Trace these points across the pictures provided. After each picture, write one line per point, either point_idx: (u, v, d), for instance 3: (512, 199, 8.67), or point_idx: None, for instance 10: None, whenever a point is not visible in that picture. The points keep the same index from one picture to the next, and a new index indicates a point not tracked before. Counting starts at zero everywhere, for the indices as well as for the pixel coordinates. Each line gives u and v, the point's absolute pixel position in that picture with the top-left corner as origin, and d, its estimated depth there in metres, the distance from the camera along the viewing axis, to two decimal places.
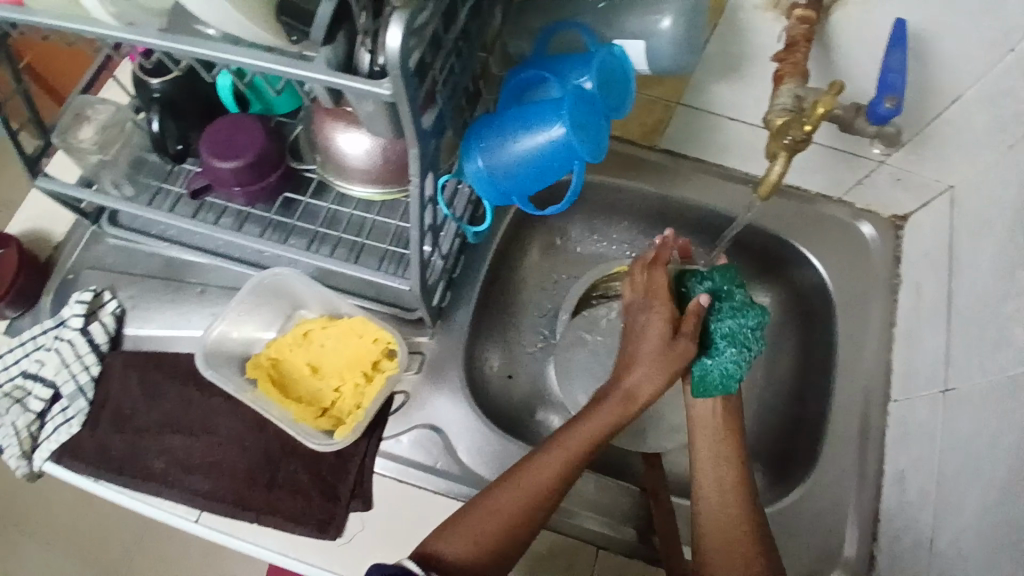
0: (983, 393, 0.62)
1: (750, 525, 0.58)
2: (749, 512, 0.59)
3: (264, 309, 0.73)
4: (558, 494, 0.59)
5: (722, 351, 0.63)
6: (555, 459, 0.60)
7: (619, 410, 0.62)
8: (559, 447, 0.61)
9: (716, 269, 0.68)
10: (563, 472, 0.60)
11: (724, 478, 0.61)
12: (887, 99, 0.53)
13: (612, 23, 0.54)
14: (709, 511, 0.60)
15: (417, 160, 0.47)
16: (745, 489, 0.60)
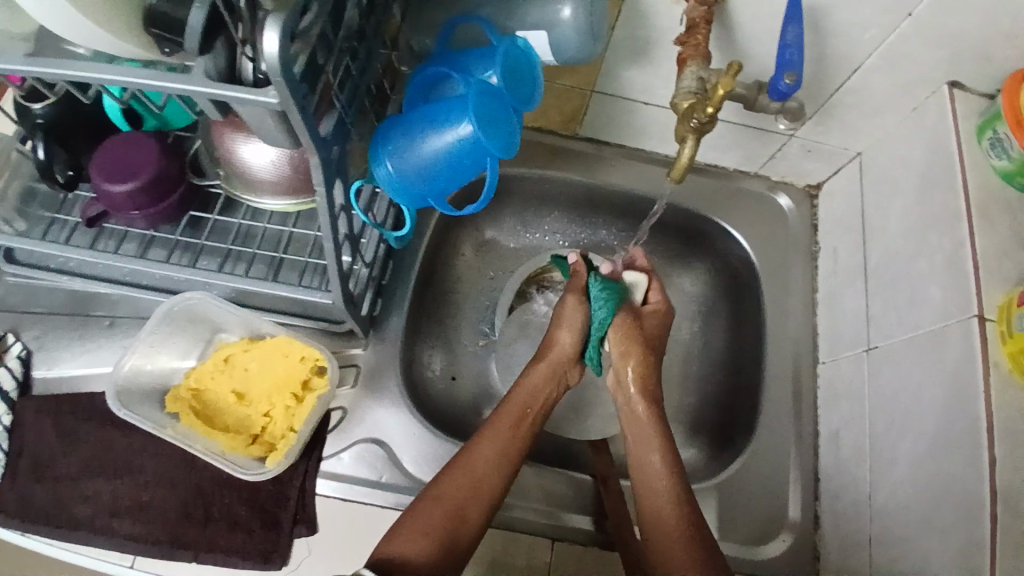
0: (904, 350, 0.65)
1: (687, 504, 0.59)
2: (672, 468, 0.62)
3: (178, 337, 0.69)
4: (502, 474, 0.59)
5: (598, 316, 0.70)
6: (494, 440, 0.60)
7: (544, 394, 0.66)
8: (494, 429, 0.61)
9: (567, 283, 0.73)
10: (504, 452, 0.60)
11: (647, 440, 0.64)
12: (787, 76, 0.55)
13: (511, 14, 0.54)
14: (653, 493, 0.61)
15: (320, 168, 0.45)
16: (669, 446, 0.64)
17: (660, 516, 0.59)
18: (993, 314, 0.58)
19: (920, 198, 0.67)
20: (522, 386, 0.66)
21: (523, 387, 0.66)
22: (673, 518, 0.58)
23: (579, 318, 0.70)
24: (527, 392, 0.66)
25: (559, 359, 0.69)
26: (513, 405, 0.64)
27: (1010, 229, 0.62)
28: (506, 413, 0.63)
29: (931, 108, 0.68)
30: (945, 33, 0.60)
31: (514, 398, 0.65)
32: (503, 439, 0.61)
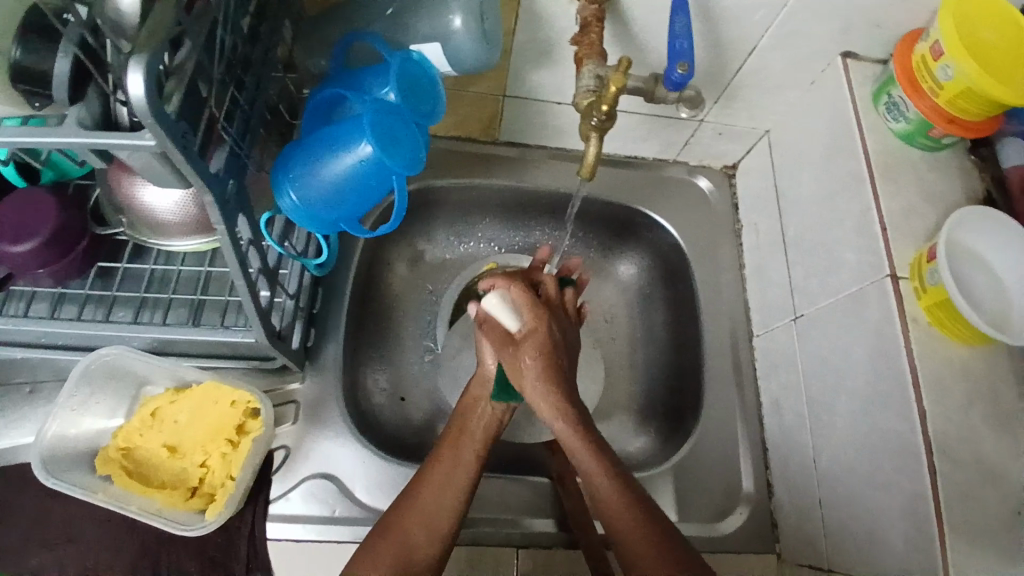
0: (827, 314, 0.68)
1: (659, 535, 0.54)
2: (622, 483, 0.57)
3: (102, 396, 0.65)
4: (450, 509, 0.56)
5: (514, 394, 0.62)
6: (435, 475, 0.58)
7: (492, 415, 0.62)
8: (432, 465, 0.59)
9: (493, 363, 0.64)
10: (447, 487, 0.57)
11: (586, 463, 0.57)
12: (679, 67, 0.55)
13: (403, 30, 0.53)
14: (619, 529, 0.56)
15: (214, 206, 0.44)
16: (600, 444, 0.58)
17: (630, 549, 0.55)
18: (906, 271, 0.61)
19: (826, 168, 0.70)
20: (462, 412, 0.63)
21: (463, 411, 0.63)
22: (626, 518, 0.56)
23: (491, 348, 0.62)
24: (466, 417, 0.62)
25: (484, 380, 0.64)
26: (452, 431, 0.61)
27: (912, 188, 0.65)
28: (445, 441, 0.60)
29: (828, 81, 0.71)
30: (828, 8, 0.63)
31: (459, 421, 0.62)
32: (442, 475, 0.58)
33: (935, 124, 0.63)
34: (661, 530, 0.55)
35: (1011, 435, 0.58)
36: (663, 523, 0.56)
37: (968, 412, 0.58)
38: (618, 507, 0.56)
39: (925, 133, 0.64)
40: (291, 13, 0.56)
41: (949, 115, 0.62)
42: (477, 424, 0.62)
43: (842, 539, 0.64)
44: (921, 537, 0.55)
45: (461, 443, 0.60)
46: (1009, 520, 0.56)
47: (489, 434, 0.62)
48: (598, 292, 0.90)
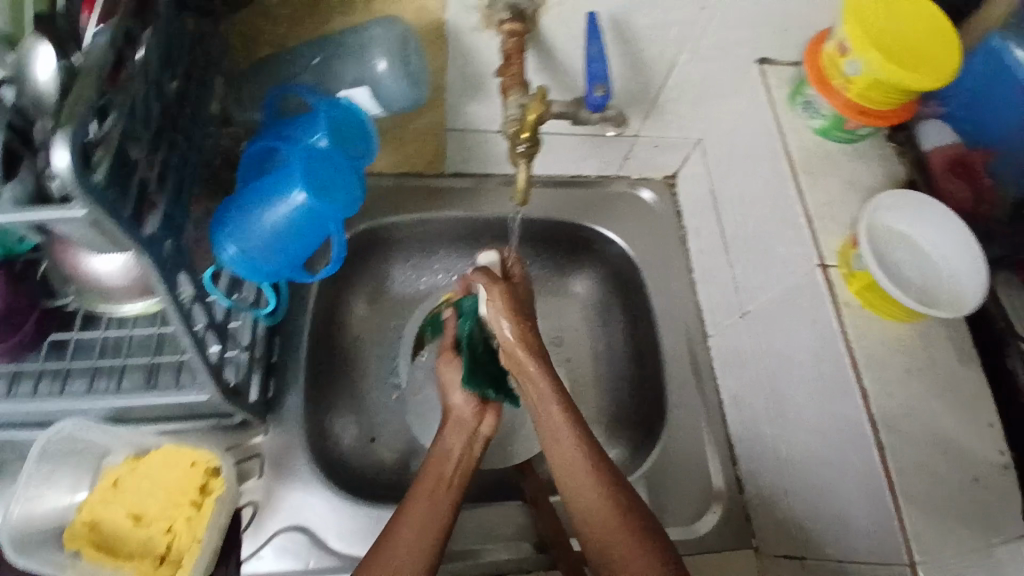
0: (771, 307, 0.70)
1: (632, 520, 0.54)
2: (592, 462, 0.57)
3: (63, 471, 0.63)
4: (431, 552, 0.53)
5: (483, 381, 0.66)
6: (411, 521, 0.54)
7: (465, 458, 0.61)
8: (410, 508, 0.55)
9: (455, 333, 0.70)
10: (429, 528, 0.54)
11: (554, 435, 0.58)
12: (597, 88, 0.57)
13: (328, 77, 0.57)
14: (584, 512, 0.56)
15: (152, 267, 0.45)
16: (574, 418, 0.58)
17: (599, 536, 0.54)
18: (834, 260, 0.64)
19: (755, 169, 0.73)
20: (437, 457, 0.60)
21: (437, 455, 0.61)
22: (599, 506, 0.55)
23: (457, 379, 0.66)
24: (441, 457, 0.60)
25: (461, 423, 0.64)
26: (428, 475, 0.58)
27: (836, 179, 0.69)
28: (422, 484, 0.57)
29: (747, 87, 0.74)
30: (738, 20, 0.66)
31: (433, 467, 0.59)
32: (421, 517, 0.54)
33: (849, 117, 0.66)
34: (638, 512, 0.55)
35: (954, 404, 0.61)
36: (638, 505, 0.55)
37: (911, 387, 0.61)
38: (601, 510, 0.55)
39: (841, 126, 0.68)
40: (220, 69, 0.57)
41: (861, 107, 0.65)
42: (455, 469, 0.59)
43: (811, 525, 0.66)
44: (880, 513, 0.57)
45: (433, 479, 0.58)
46: (963, 488, 0.58)
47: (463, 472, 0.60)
48: (558, 311, 0.92)
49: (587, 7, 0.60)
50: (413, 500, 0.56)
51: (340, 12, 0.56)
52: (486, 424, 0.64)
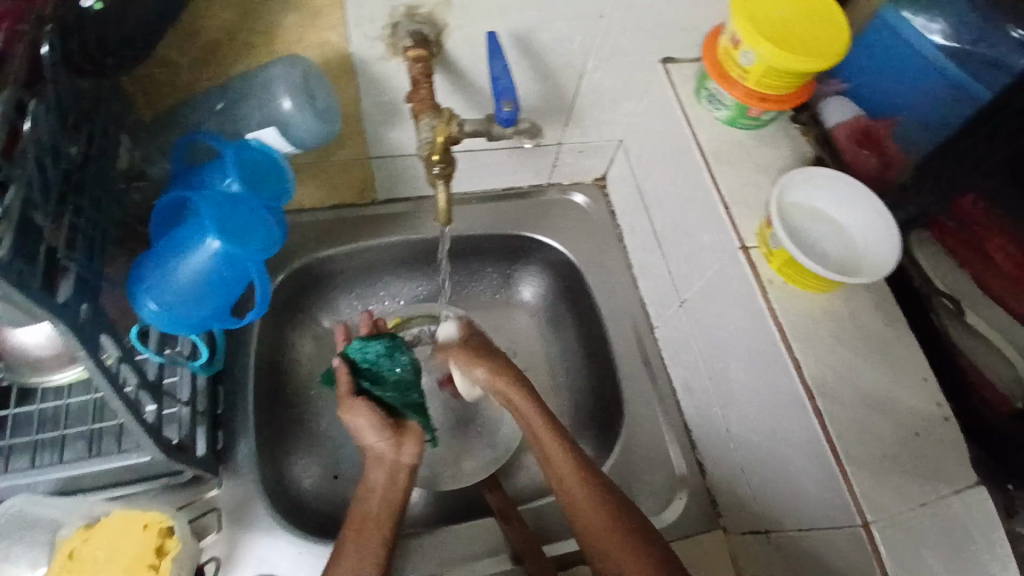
0: (705, 293, 0.73)
1: (629, 527, 0.59)
2: (587, 477, 0.62)
3: (17, 550, 0.59)
4: None
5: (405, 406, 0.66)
6: (345, 560, 0.56)
7: (389, 491, 0.61)
8: (341, 550, 0.57)
9: (358, 364, 0.68)
10: (364, 563, 0.56)
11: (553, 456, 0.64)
12: (505, 103, 0.59)
13: (235, 120, 0.58)
14: (583, 527, 0.60)
15: (71, 334, 0.44)
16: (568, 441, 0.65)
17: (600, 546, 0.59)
18: (754, 241, 0.67)
19: (674, 163, 0.76)
20: (360, 497, 0.61)
21: (361, 493, 0.61)
22: (596, 518, 0.60)
23: (366, 419, 0.62)
24: (363, 495, 0.61)
25: (382, 458, 0.62)
26: (353, 514, 0.59)
27: (748, 164, 0.72)
28: (350, 524, 0.59)
29: (656, 86, 0.77)
30: (635, 24, 0.69)
31: (357, 505, 0.60)
32: (356, 554, 0.57)
33: (751, 106, 0.68)
34: (634, 516, 0.60)
35: (884, 363, 0.64)
36: (635, 512, 0.60)
37: (841, 353, 0.63)
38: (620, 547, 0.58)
39: (745, 114, 0.71)
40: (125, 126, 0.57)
41: (761, 95, 0.68)
42: (379, 502, 0.60)
43: (769, 498, 0.68)
44: (827, 476, 0.60)
45: (360, 514, 0.59)
46: (904, 442, 0.61)
47: (393, 505, 0.60)
48: (509, 323, 0.93)
49: (486, 25, 0.63)
50: (344, 538, 0.58)
51: (243, 56, 0.57)
52: (409, 449, 0.63)
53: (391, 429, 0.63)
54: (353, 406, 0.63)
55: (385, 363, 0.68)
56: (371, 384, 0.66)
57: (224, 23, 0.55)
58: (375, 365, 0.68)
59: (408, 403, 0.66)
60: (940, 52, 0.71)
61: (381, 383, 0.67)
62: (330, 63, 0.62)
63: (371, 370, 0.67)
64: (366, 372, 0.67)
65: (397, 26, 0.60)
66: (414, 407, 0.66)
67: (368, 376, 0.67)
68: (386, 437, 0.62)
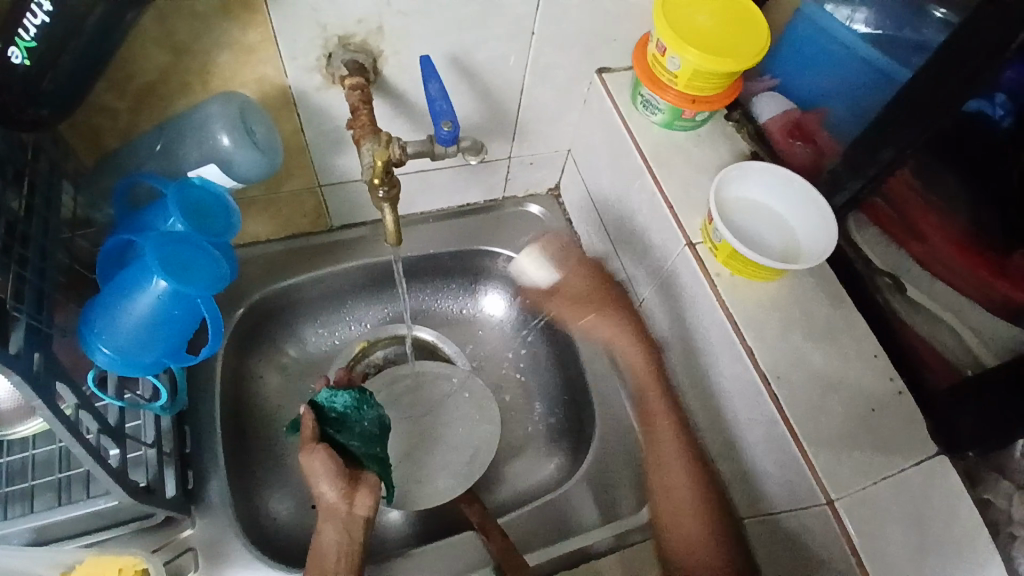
0: (660, 291, 0.75)
1: (708, 521, 0.66)
2: (692, 470, 0.68)
3: None
4: None
5: (365, 458, 0.65)
6: None
7: (346, 548, 0.59)
8: None
9: (327, 414, 0.66)
10: None
11: (663, 441, 0.70)
12: (444, 122, 0.60)
13: (174, 159, 0.59)
14: (666, 516, 0.67)
15: (23, 384, 0.44)
16: (683, 430, 0.71)
17: (676, 532, 0.66)
18: (700, 237, 0.69)
19: (619, 168, 0.78)
20: (316, 554, 0.59)
21: (315, 553, 0.59)
22: (688, 517, 0.66)
23: (326, 467, 0.60)
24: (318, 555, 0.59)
25: (335, 510, 0.59)
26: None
27: (688, 163, 0.74)
28: None
29: (595, 96, 0.80)
30: (566, 38, 0.72)
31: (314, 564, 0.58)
32: None
33: (684, 107, 0.71)
34: (717, 513, 0.66)
35: (835, 343, 0.66)
36: (719, 508, 0.67)
37: (792, 338, 0.65)
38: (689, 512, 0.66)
39: (680, 116, 0.73)
40: (68, 174, 0.58)
41: (692, 96, 0.70)
42: (336, 562, 0.58)
43: (740, 487, 0.69)
44: (789, 459, 0.61)
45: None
46: (862, 418, 0.62)
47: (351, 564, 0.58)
48: (477, 338, 0.94)
49: (419, 50, 0.65)
50: None
51: (179, 96, 0.59)
52: (363, 501, 0.60)
53: (347, 481, 0.60)
54: (314, 453, 0.60)
55: (353, 415, 0.67)
56: (337, 433, 0.65)
57: (157, 66, 0.56)
58: (342, 415, 0.66)
59: (368, 457, 0.65)
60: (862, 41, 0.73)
61: (347, 433, 0.65)
62: (270, 97, 0.63)
63: (338, 420, 0.66)
64: (333, 420, 0.65)
65: (332, 55, 0.61)
66: (374, 460, 0.65)
67: (334, 425, 0.65)
68: (339, 488, 0.60)
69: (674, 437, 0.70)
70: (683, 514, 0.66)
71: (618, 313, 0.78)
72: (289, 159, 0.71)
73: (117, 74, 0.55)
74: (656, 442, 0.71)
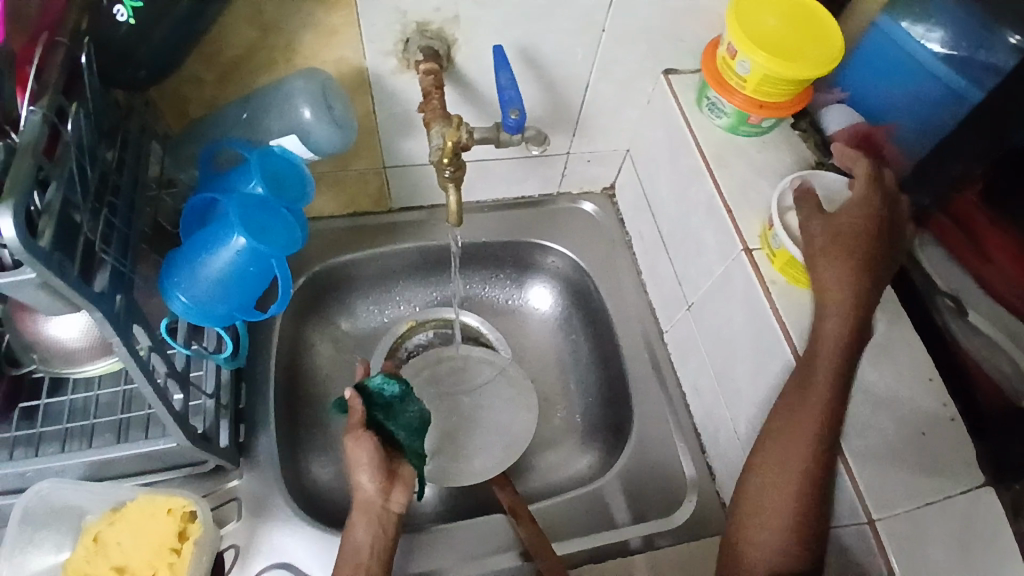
0: (710, 294, 0.75)
1: (802, 503, 0.58)
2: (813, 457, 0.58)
3: (46, 532, 0.61)
4: None
5: (410, 450, 0.66)
6: None
7: (379, 539, 0.61)
8: None
9: (375, 398, 0.67)
10: None
11: (805, 409, 0.59)
12: (511, 111, 0.62)
13: (258, 128, 0.63)
14: (757, 476, 0.61)
15: (106, 322, 0.47)
16: (834, 420, 0.59)
17: (759, 491, 0.61)
18: (756, 243, 0.69)
19: (678, 168, 0.78)
20: (348, 546, 0.61)
21: (347, 549, 0.61)
22: (778, 486, 0.59)
23: (371, 454, 0.62)
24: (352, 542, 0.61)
25: (370, 503, 0.62)
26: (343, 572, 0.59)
27: (749, 168, 0.74)
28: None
29: (658, 96, 0.80)
30: (634, 37, 0.73)
31: (344, 560, 0.60)
32: None
33: (750, 113, 0.71)
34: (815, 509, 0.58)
35: (888, 360, 0.65)
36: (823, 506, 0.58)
37: None
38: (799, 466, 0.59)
39: (745, 122, 0.73)
40: (158, 135, 0.63)
41: (759, 102, 0.70)
42: (370, 555, 0.60)
43: None
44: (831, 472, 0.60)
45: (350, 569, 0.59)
46: (909, 439, 0.61)
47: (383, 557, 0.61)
48: (521, 329, 0.95)
49: (492, 40, 0.67)
50: None
51: (263, 71, 0.62)
52: (398, 497, 0.63)
53: (385, 475, 0.63)
54: (359, 442, 0.62)
55: (401, 404, 0.68)
56: (385, 420, 0.66)
57: (246, 41, 0.60)
58: (390, 402, 0.68)
59: (412, 449, 0.66)
60: (936, 58, 0.72)
61: (394, 422, 0.66)
62: (347, 77, 0.66)
63: (386, 407, 0.67)
64: (382, 405, 0.67)
65: (409, 41, 0.64)
66: (417, 453, 0.67)
67: (382, 412, 0.67)
68: (377, 480, 0.63)
69: (826, 388, 0.59)
70: (778, 468, 0.60)
71: (857, 269, 0.62)
72: (359, 139, 0.74)
73: (211, 46, 0.59)
74: (790, 393, 0.61)
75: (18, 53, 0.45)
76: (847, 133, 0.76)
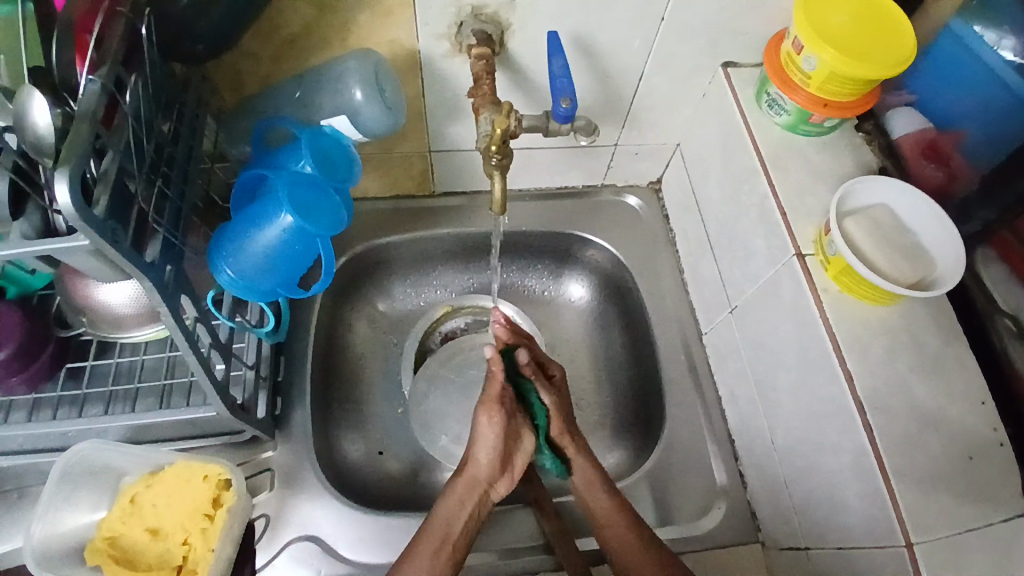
0: (755, 299, 0.72)
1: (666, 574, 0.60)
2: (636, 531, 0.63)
3: (84, 490, 0.63)
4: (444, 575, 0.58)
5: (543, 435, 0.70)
6: (424, 551, 0.58)
7: (474, 500, 0.62)
8: (421, 544, 0.58)
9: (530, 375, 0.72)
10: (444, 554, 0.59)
11: (591, 486, 0.67)
12: (562, 100, 0.61)
13: (309, 106, 0.63)
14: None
15: (155, 291, 0.48)
16: (609, 484, 0.67)
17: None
18: (810, 249, 0.66)
19: (730, 167, 0.76)
20: (447, 493, 0.62)
21: (445, 509, 0.61)
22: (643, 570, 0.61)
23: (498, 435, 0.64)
24: (448, 519, 0.60)
25: (477, 479, 0.63)
26: (436, 529, 0.59)
27: (806, 171, 0.71)
28: (430, 534, 0.59)
29: (715, 90, 0.78)
30: (694, 28, 0.70)
31: (434, 519, 0.60)
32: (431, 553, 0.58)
33: (812, 111, 0.68)
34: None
35: (941, 379, 0.62)
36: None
37: (894, 366, 0.62)
38: (605, 506, 0.66)
39: (806, 121, 0.70)
40: (211, 109, 0.64)
41: (822, 101, 0.67)
42: (464, 524, 0.61)
43: (810, 515, 0.66)
44: (873, 492, 0.58)
45: (444, 522, 0.60)
46: (957, 463, 0.58)
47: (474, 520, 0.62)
48: (556, 321, 0.94)
49: (546, 26, 0.65)
50: (421, 538, 0.59)
51: (318, 50, 0.63)
52: (501, 489, 0.64)
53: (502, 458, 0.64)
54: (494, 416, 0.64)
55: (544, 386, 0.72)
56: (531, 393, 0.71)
57: (302, 19, 0.60)
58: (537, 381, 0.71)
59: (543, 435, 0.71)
60: (1010, 69, 0.68)
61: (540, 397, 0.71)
62: (399, 58, 0.66)
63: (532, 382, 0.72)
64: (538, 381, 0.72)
65: (462, 24, 0.63)
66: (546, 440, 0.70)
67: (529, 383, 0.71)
68: (492, 459, 0.63)
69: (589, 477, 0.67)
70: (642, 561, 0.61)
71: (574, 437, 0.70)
72: (407, 122, 0.74)
73: (267, 22, 0.59)
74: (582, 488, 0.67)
75: (79, 21, 0.46)
76: (908, 138, 0.73)
